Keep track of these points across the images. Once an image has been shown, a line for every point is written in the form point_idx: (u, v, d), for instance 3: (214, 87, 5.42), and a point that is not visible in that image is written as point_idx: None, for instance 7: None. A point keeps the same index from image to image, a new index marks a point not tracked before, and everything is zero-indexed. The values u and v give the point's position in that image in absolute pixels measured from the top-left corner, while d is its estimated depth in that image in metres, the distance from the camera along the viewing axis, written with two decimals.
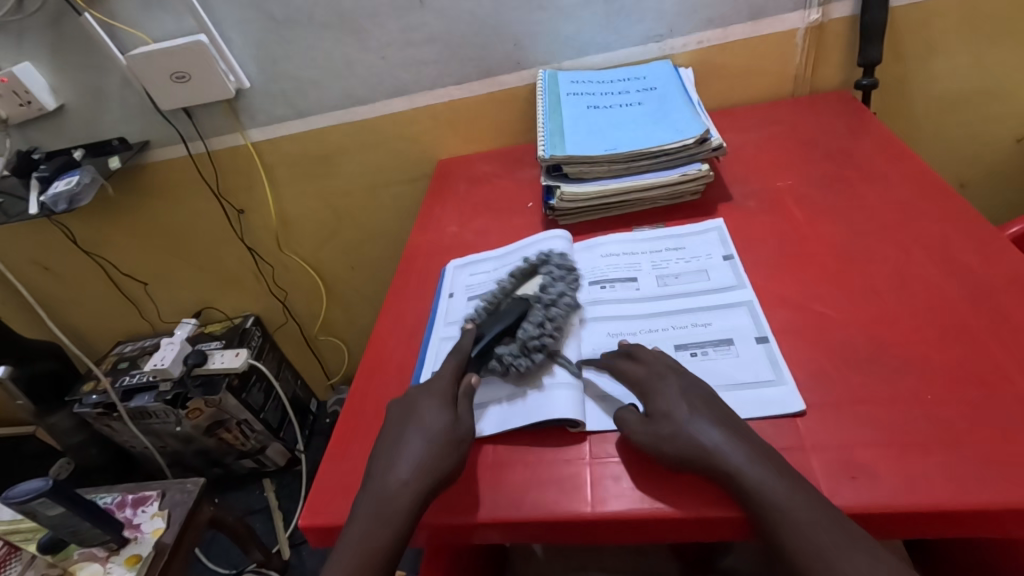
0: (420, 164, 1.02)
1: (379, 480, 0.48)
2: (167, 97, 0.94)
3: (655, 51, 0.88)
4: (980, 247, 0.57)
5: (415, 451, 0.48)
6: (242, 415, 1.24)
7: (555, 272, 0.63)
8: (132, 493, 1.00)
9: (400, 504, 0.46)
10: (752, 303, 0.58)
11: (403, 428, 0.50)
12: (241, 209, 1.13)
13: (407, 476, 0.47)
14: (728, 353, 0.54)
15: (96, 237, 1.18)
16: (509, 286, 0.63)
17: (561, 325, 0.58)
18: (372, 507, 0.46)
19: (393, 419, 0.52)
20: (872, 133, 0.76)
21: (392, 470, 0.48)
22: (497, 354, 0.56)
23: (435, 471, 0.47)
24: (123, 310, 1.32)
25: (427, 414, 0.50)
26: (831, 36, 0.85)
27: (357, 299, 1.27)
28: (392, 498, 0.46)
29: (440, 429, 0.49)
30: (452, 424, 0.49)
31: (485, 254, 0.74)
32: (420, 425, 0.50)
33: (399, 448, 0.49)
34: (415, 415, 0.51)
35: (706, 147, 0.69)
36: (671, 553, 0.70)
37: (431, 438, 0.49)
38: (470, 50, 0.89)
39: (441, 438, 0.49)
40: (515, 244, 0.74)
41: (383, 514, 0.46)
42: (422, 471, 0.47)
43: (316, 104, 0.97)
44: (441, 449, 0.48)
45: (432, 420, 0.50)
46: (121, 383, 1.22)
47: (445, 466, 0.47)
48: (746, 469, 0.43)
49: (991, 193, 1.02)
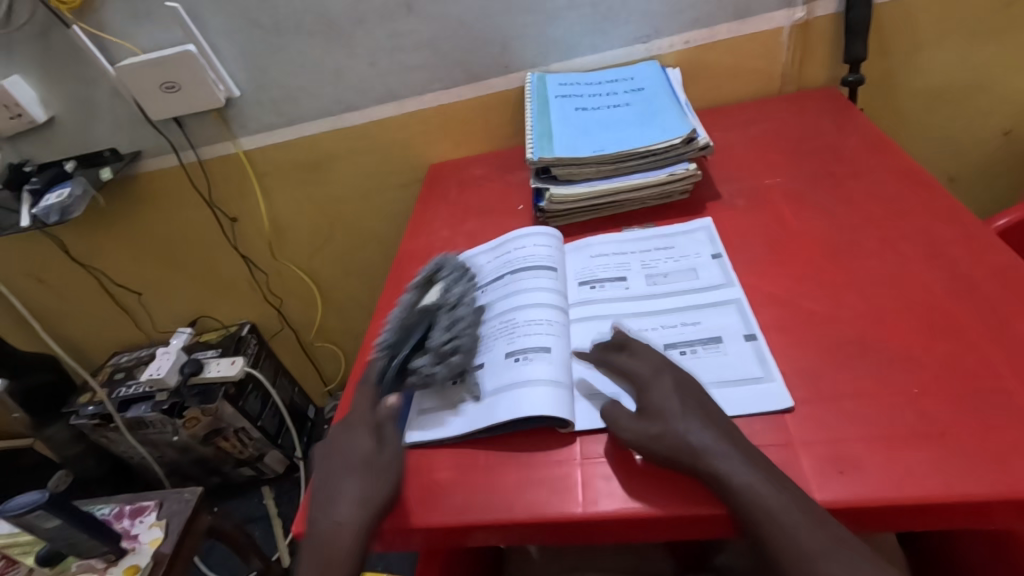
0: (411, 169, 1.03)
1: (317, 516, 0.49)
2: (158, 107, 0.94)
3: (643, 51, 0.89)
4: (965, 241, 0.58)
5: (354, 489, 0.49)
6: (239, 423, 1.24)
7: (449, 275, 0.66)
8: (129, 503, 1.00)
9: (347, 543, 0.47)
10: (740, 302, 0.58)
11: (330, 470, 0.51)
12: (233, 217, 1.13)
13: (347, 516, 0.48)
14: (717, 351, 0.54)
15: (90, 249, 1.18)
16: (411, 299, 0.63)
17: (469, 325, 0.60)
18: (316, 546, 0.47)
19: (325, 468, 0.52)
20: (858, 129, 0.77)
21: (330, 506, 0.49)
22: (414, 368, 0.56)
23: (373, 502, 0.48)
24: (118, 321, 1.32)
25: (348, 449, 0.52)
26: (817, 33, 0.85)
27: (351, 304, 1.27)
28: (330, 535, 0.47)
29: (360, 460, 0.50)
30: (374, 453, 0.51)
31: (478, 248, 0.75)
32: (343, 456, 0.51)
33: (333, 489, 0.50)
34: (342, 448, 0.52)
35: (693, 146, 0.69)
36: (667, 553, 0.69)
37: (358, 472, 0.50)
38: (459, 54, 0.90)
39: (369, 476, 0.49)
40: (504, 237, 0.74)
41: (329, 552, 0.47)
42: (359, 510, 0.48)
43: (307, 111, 0.97)
44: (373, 482, 0.49)
45: (353, 453, 0.51)
46: (117, 395, 1.22)
47: (382, 500, 0.48)
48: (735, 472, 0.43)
49: (979, 187, 1.02)
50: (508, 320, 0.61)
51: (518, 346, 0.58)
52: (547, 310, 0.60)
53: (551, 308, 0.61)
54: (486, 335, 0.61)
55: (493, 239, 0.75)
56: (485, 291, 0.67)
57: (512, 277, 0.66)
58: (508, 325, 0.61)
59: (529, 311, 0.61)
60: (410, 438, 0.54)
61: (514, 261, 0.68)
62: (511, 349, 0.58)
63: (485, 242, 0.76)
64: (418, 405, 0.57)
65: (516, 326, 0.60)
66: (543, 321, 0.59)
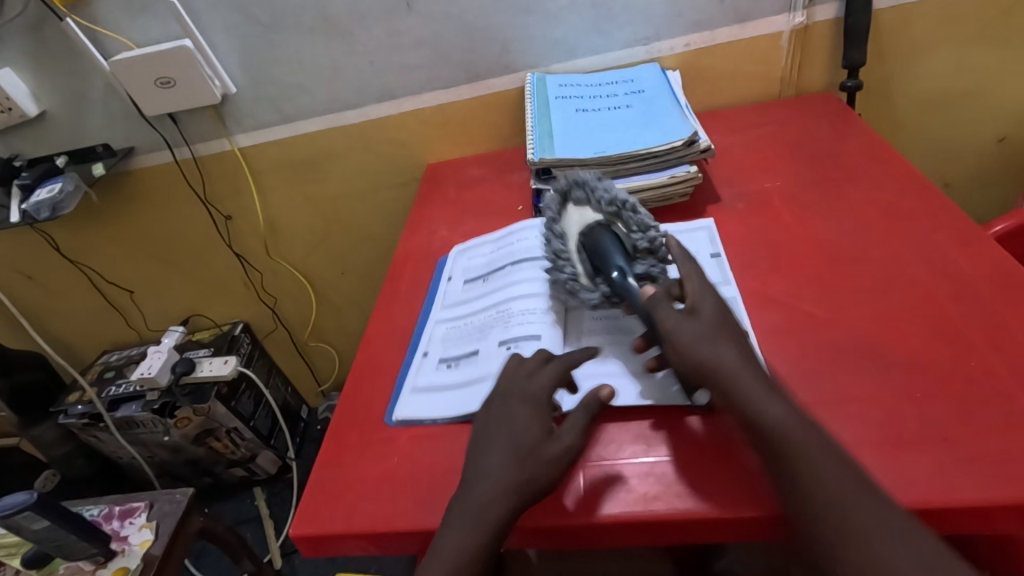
0: (409, 169, 1.02)
1: (464, 486, 0.47)
2: (152, 103, 0.92)
3: (643, 53, 0.88)
4: (965, 246, 0.58)
5: (506, 465, 0.46)
6: (231, 423, 1.22)
7: (583, 194, 0.62)
8: (119, 504, 0.98)
9: (494, 517, 0.44)
10: (735, 299, 0.59)
11: (489, 440, 0.48)
12: (228, 215, 1.11)
13: (503, 493, 0.45)
14: None
15: (80, 245, 1.16)
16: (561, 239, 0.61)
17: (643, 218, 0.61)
18: (461, 511, 0.45)
19: (483, 435, 0.49)
20: (858, 134, 0.77)
21: (479, 478, 0.46)
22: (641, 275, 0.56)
23: (531, 485, 0.45)
24: (108, 319, 1.30)
25: (516, 421, 0.48)
26: (816, 38, 0.86)
27: (346, 303, 1.26)
28: (475, 505, 0.45)
29: (531, 438, 0.47)
30: (544, 438, 0.47)
31: (482, 239, 0.76)
32: (509, 427, 0.48)
33: (487, 460, 0.47)
34: (505, 417, 0.49)
35: (694, 148, 0.69)
36: (665, 556, 0.69)
37: (516, 448, 0.47)
38: (458, 54, 0.89)
39: (525, 455, 0.46)
40: (510, 227, 0.75)
41: (470, 520, 0.44)
42: (511, 489, 0.45)
43: (304, 109, 0.96)
44: (529, 465, 0.46)
45: (517, 425, 0.48)
46: (107, 394, 1.20)
47: (542, 483, 0.45)
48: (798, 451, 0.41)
49: (975, 192, 1.03)
50: (505, 309, 0.62)
51: (513, 335, 0.59)
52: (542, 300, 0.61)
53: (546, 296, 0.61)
54: (483, 322, 0.63)
55: (501, 229, 0.76)
56: (485, 280, 0.68)
57: (512, 266, 0.67)
58: (503, 313, 0.62)
59: (525, 300, 0.62)
60: (398, 415, 0.57)
61: (516, 252, 0.69)
62: (505, 336, 0.59)
63: (494, 231, 0.76)
64: (413, 382, 0.60)
65: (512, 314, 0.61)
66: (536, 312, 0.60)
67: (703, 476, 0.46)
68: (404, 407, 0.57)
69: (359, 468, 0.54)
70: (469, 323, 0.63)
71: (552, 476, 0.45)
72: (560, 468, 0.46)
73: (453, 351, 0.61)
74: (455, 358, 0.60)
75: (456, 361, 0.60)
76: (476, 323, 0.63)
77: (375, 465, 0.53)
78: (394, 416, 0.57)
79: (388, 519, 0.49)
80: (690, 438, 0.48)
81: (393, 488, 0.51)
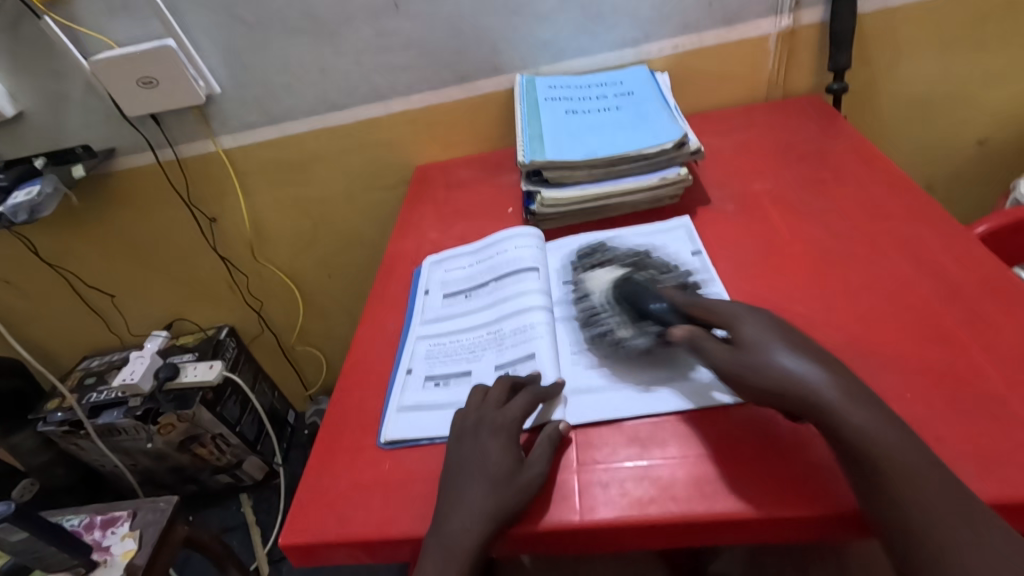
0: (397, 171, 1.01)
1: (438, 515, 0.47)
2: (134, 103, 0.91)
3: (632, 56, 0.89)
4: (952, 247, 0.58)
5: (476, 495, 0.46)
6: (217, 429, 1.20)
7: (646, 261, 0.65)
8: (101, 514, 0.96)
9: (473, 547, 0.45)
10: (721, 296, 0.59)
11: (459, 470, 0.48)
12: (213, 218, 1.10)
13: (477, 524, 0.45)
14: None
15: (59, 249, 1.13)
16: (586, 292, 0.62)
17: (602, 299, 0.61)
18: (436, 539, 0.45)
19: (451, 466, 0.49)
20: (844, 136, 0.78)
21: (453, 510, 0.46)
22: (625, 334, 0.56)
23: (497, 514, 0.45)
24: (89, 324, 1.27)
25: (487, 451, 0.49)
26: (802, 41, 0.87)
27: (335, 307, 1.25)
28: (451, 536, 0.45)
29: (502, 469, 0.47)
30: (516, 468, 0.48)
31: (460, 250, 0.75)
32: (480, 457, 0.48)
33: (459, 490, 0.47)
34: (475, 449, 0.49)
35: (684, 151, 0.69)
36: (658, 559, 0.70)
37: (488, 478, 0.47)
38: (447, 55, 0.89)
39: (494, 487, 0.47)
40: (490, 237, 0.75)
41: (450, 550, 0.45)
42: (482, 517, 0.45)
43: (291, 110, 0.95)
44: (502, 496, 0.46)
45: (483, 458, 0.48)
46: (88, 401, 1.17)
47: (512, 511, 0.46)
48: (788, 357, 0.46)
49: (956, 194, 1.05)
50: (496, 330, 0.62)
51: (507, 358, 0.58)
52: (532, 314, 0.61)
53: (537, 311, 0.61)
54: (473, 342, 0.61)
55: (478, 241, 0.76)
56: (468, 296, 0.67)
57: (497, 281, 0.67)
58: (496, 334, 0.61)
59: (516, 319, 0.61)
60: (388, 436, 0.54)
61: (499, 266, 0.69)
62: (500, 358, 0.58)
63: (470, 243, 0.76)
64: (399, 401, 0.58)
65: (504, 335, 0.60)
66: (528, 327, 0.60)
67: (697, 478, 0.45)
68: (392, 428, 0.55)
69: (350, 475, 0.53)
70: (457, 342, 0.62)
71: (522, 503, 0.46)
72: (529, 496, 0.46)
73: (440, 369, 0.60)
74: (443, 377, 0.59)
75: (444, 379, 0.59)
76: (465, 343, 0.62)
77: (367, 470, 0.53)
78: (383, 438, 0.55)
79: (381, 525, 0.48)
80: (681, 438, 0.48)
81: (385, 495, 0.50)
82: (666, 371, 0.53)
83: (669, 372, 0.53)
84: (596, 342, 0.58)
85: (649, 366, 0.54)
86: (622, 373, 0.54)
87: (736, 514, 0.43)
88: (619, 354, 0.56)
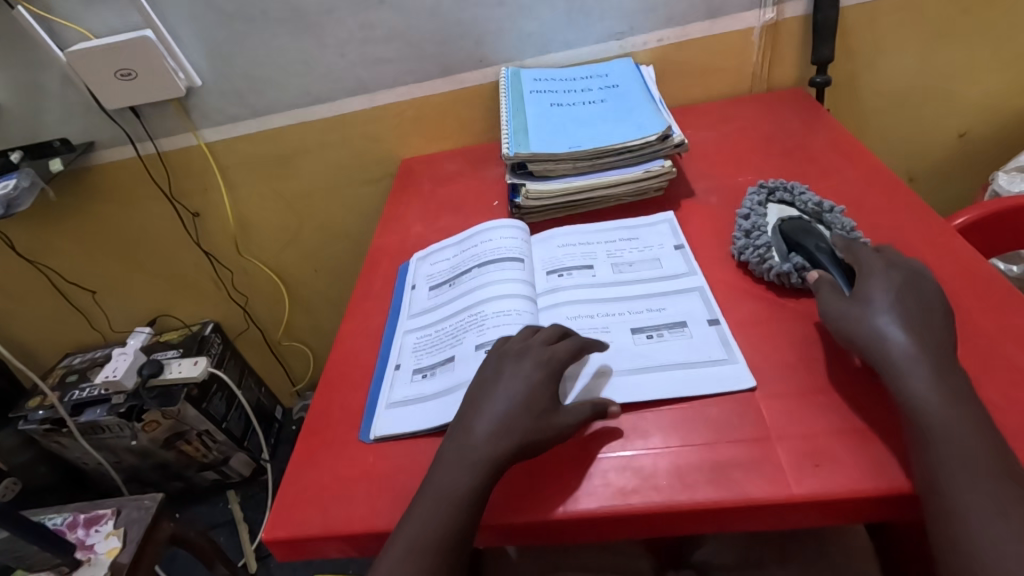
0: (383, 164, 1.00)
1: (463, 426, 0.49)
2: (112, 95, 0.89)
3: (617, 48, 0.89)
4: (931, 239, 0.59)
5: (501, 416, 0.48)
6: (203, 425, 1.19)
7: (789, 194, 0.65)
8: (84, 512, 0.95)
9: (492, 462, 0.46)
10: (703, 288, 0.60)
11: (491, 392, 0.50)
12: (195, 212, 1.08)
13: (501, 441, 0.47)
14: (682, 334, 0.56)
15: (38, 245, 1.12)
16: (776, 238, 0.60)
17: (763, 234, 0.61)
18: (457, 453, 0.47)
19: (482, 386, 0.51)
20: (827, 128, 0.78)
21: (477, 426, 0.48)
22: (794, 262, 0.57)
23: (519, 435, 0.47)
24: (70, 321, 1.25)
25: (524, 380, 0.50)
26: (786, 34, 0.87)
27: (321, 302, 1.24)
28: (472, 447, 0.47)
29: (537, 403, 0.49)
30: (551, 403, 0.49)
31: (443, 243, 0.75)
32: (511, 383, 0.50)
33: (487, 411, 0.49)
34: (510, 373, 0.51)
35: (668, 143, 0.70)
36: (644, 549, 0.70)
37: (519, 405, 0.49)
38: (432, 47, 0.88)
39: (519, 414, 0.48)
40: (473, 229, 0.75)
41: (469, 460, 0.46)
42: (504, 437, 0.47)
43: (273, 103, 0.94)
44: (528, 421, 0.48)
45: (516, 384, 0.50)
46: (71, 398, 1.16)
47: (534, 438, 0.47)
48: (862, 323, 0.47)
49: (936, 187, 1.06)
50: (477, 312, 0.61)
51: (488, 338, 0.58)
52: (514, 301, 0.61)
53: (519, 299, 0.61)
54: (455, 327, 0.61)
55: (462, 233, 0.76)
56: (452, 285, 0.67)
57: (479, 268, 0.67)
58: (476, 317, 0.61)
59: (498, 303, 0.61)
60: (376, 432, 0.54)
61: (482, 254, 0.69)
62: (481, 339, 0.58)
63: (454, 235, 0.76)
64: (387, 397, 0.57)
65: (485, 317, 0.60)
66: (510, 312, 0.59)
67: (679, 468, 0.46)
68: (380, 424, 0.55)
69: (333, 469, 0.53)
70: (440, 331, 0.62)
71: (548, 436, 0.47)
72: (559, 433, 0.47)
73: (427, 361, 0.60)
74: (430, 368, 0.59)
75: (431, 370, 0.59)
76: (448, 330, 0.62)
77: (351, 465, 0.53)
78: (371, 434, 0.54)
79: (364, 519, 0.48)
80: (664, 429, 0.49)
81: (369, 488, 0.50)
82: (647, 361, 0.54)
83: (651, 362, 0.53)
84: (577, 331, 0.58)
85: (631, 356, 0.54)
86: (605, 363, 0.54)
87: (717, 503, 0.43)
88: (601, 344, 0.56)
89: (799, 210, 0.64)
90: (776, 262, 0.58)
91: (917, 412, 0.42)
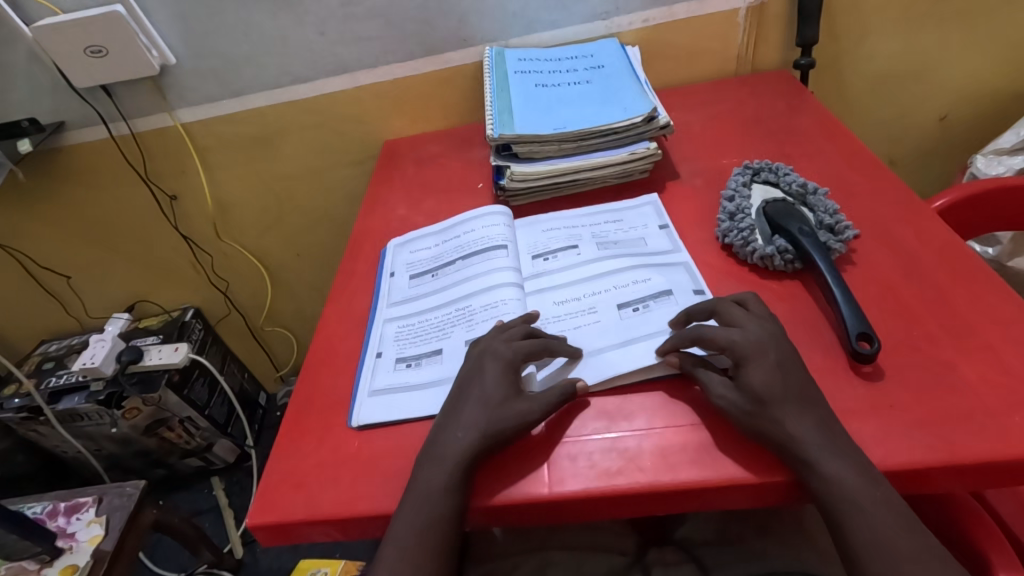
0: (365, 145, 0.98)
1: (438, 428, 0.49)
2: (83, 73, 0.86)
3: (603, 29, 0.88)
4: (911, 221, 0.60)
5: (474, 416, 0.49)
6: (185, 412, 1.18)
7: (773, 175, 0.65)
8: (65, 500, 0.94)
9: (469, 457, 0.47)
10: (688, 264, 0.61)
11: (460, 394, 0.51)
12: (173, 194, 1.06)
13: (470, 436, 0.48)
14: (668, 302, 0.56)
15: (9, 229, 1.08)
16: (758, 220, 0.61)
17: (747, 216, 0.61)
18: (434, 452, 0.48)
19: (455, 392, 0.52)
20: (812, 110, 0.79)
21: (450, 425, 0.49)
22: (777, 245, 0.57)
23: (490, 432, 0.47)
24: (45, 307, 1.22)
25: (487, 380, 0.51)
26: (771, 16, 0.87)
27: (304, 287, 1.22)
28: (445, 445, 0.48)
29: (499, 397, 0.49)
30: (513, 395, 0.50)
31: (425, 230, 0.74)
32: (480, 382, 0.51)
33: (457, 411, 0.50)
34: (476, 374, 0.52)
35: (654, 124, 0.69)
36: (628, 529, 0.71)
37: (484, 403, 0.49)
38: (414, 26, 0.86)
39: (487, 409, 0.49)
40: (455, 218, 0.74)
41: (440, 457, 0.47)
42: (477, 434, 0.48)
43: (251, 82, 0.92)
44: (496, 415, 0.48)
45: (482, 384, 0.51)
46: (47, 386, 1.13)
47: (503, 432, 0.48)
48: (764, 371, 0.46)
49: (918, 170, 1.07)
50: (466, 305, 0.61)
51: (477, 332, 0.58)
52: (502, 291, 0.61)
53: (508, 286, 0.61)
54: (442, 320, 0.61)
55: (444, 220, 0.75)
56: (434, 275, 0.67)
57: (464, 260, 0.66)
58: (464, 311, 0.61)
59: (486, 295, 0.61)
60: (360, 419, 0.54)
61: (466, 245, 0.68)
62: (470, 333, 0.58)
63: (437, 222, 0.75)
64: (370, 384, 0.57)
65: (474, 311, 0.60)
66: (498, 303, 0.60)
67: (663, 449, 0.46)
68: (363, 412, 0.54)
69: (318, 454, 0.52)
70: (425, 321, 0.62)
71: (515, 427, 0.48)
72: (525, 420, 0.48)
73: (411, 351, 0.59)
74: (415, 358, 0.58)
75: (416, 360, 0.58)
76: (434, 321, 0.61)
77: (336, 449, 0.52)
78: (355, 421, 0.54)
79: (350, 503, 0.48)
80: (649, 411, 0.49)
81: (353, 473, 0.50)
82: (632, 334, 0.54)
83: (637, 334, 0.54)
84: (565, 316, 0.58)
85: (617, 330, 0.55)
86: (594, 341, 0.54)
87: (701, 482, 0.44)
88: (589, 324, 0.56)
89: (783, 190, 0.64)
90: (758, 244, 0.58)
91: (832, 436, 0.43)
